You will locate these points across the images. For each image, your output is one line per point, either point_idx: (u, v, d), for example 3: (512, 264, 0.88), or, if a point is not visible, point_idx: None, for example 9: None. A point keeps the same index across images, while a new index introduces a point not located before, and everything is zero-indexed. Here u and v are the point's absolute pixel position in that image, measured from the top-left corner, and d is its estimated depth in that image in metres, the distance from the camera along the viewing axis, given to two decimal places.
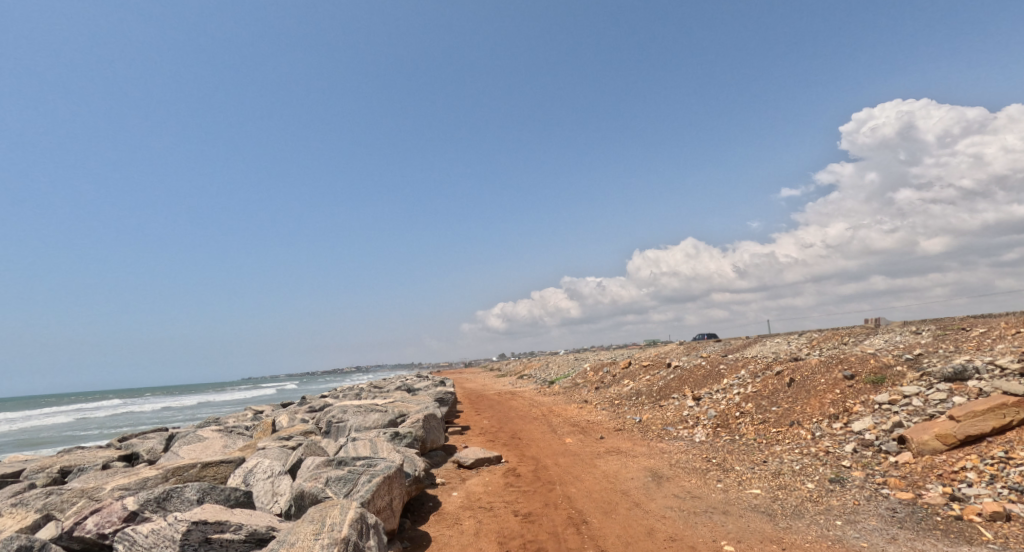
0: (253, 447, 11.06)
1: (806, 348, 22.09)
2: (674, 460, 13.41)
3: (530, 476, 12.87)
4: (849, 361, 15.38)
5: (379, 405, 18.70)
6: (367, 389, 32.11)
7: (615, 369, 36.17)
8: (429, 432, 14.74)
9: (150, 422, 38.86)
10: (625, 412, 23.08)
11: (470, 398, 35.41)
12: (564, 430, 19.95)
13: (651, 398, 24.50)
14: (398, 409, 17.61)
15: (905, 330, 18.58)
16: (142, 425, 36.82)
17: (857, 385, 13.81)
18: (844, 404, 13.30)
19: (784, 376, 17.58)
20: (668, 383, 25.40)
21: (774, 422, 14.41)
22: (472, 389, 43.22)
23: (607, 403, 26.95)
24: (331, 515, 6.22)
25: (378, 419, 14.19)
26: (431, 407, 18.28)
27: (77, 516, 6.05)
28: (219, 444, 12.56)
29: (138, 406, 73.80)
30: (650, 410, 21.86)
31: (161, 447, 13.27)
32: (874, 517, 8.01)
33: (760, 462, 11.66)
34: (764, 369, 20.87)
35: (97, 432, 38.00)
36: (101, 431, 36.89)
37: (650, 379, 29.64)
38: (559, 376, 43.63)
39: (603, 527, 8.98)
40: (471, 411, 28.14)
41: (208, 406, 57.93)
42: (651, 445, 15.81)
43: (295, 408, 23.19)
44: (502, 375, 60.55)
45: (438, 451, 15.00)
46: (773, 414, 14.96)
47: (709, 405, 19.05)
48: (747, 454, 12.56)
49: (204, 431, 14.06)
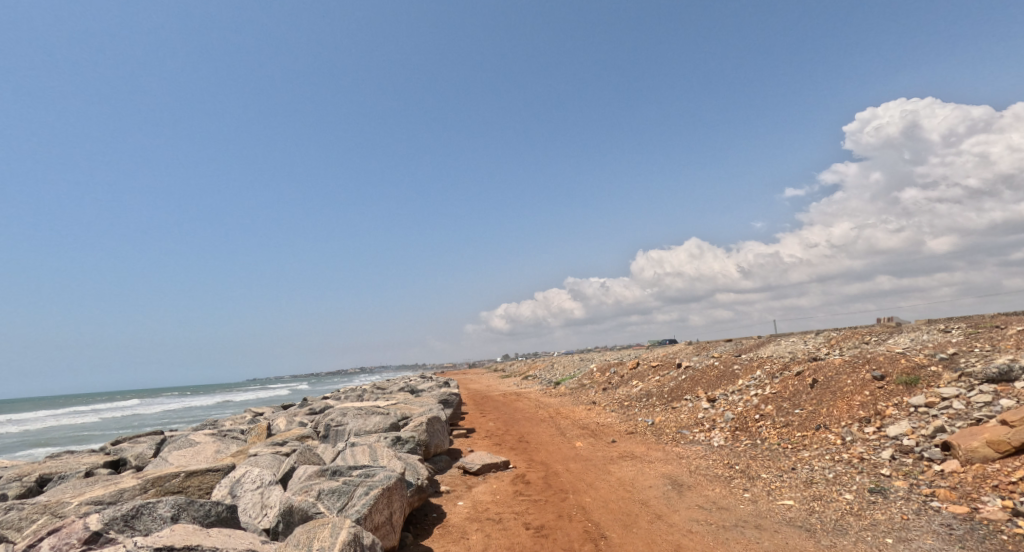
0: (245, 453, 10.31)
1: (824, 347, 21.24)
2: (693, 466, 12.62)
3: (540, 483, 12.10)
4: (877, 361, 14.54)
5: (382, 407, 17.99)
6: (370, 390, 31.43)
7: (623, 369, 35.40)
8: (433, 437, 14.00)
9: (150, 424, 38.28)
10: (636, 414, 22.30)
11: (475, 400, 34.76)
12: (573, 433, 19.18)
13: (662, 399, 23.67)
14: (401, 411, 16.88)
15: (933, 328, 17.73)
16: (141, 427, 36.21)
17: (888, 386, 12.98)
18: (874, 407, 12.51)
19: (806, 377, 16.76)
20: (679, 384, 24.61)
21: (800, 426, 13.58)
22: (477, 390, 42.51)
23: (617, 405, 26.17)
24: (320, 537, 5.48)
25: (379, 422, 13.45)
26: (435, 409, 17.56)
27: (31, 538, 5.27)
28: (211, 449, 11.84)
29: (142, 407, 73.50)
30: (662, 412, 21.09)
31: (151, 452, 12.58)
32: (928, 535, 7.23)
33: (788, 470, 10.86)
34: (782, 370, 20.02)
35: (98, 434, 37.53)
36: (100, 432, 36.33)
37: (659, 379, 28.84)
38: (565, 377, 42.89)
39: (625, 543, 8.18)
40: (476, 412, 27.42)
41: (210, 407, 57.43)
42: (668, 450, 15.00)
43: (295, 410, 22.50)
44: (507, 375, 59.85)
45: (443, 456, 14.25)
46: (796, 418, 14.13)
47: (725, 408, 18.25)
48: (773, 461, 11.76)
49: (197, 435, 13.37)
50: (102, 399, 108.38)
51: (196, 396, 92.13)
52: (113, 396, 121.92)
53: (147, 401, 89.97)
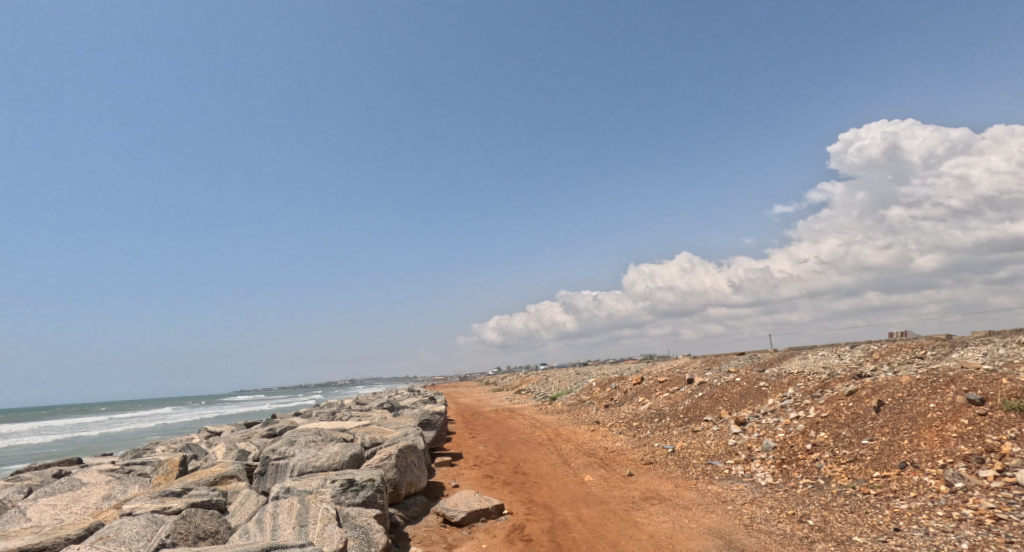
0: (120, 509, 7.14)
1: (868, 363, 18.35)
2: (747, 518, 9.60)
3: (546, 541, 9.04)
4: (965, 379, 11.69)
5: (348, 430, 14.75)
6: (345, 407, 28.07)
7: (626, 384, 32.29)
8: (406, 474, 10.85)
9: (90, 447, 34.12)
10: (649, 438, 19.22)
11: (464, 417, 31.52)
12: (579, 462, 16.11)
13: (678, 421, 20.61)
14: (370, 437, 13.62)
15: (1009, 341, 14.91)
16: (78, 450, 32.04)
17: (993, 414, 10.15)
18: (982, 441, 9.66)
19: (864, 398, 13.80)
20: (696, 402, 21.59)
21: (877, 462, 10.57)
22: (465, 405, 39.13)
23: (624, 426, 23.11)
24: None
25: (335, 455, 10.22)
26: (413, 433, 14.34)
27: None
28: (96, 497, 8.75)
29: (105, 422, 69.10)
30: (681, 436, 18.06)
31: (18, 497, 9.30)
32: None
33: (892, 532, 7.86)
34: (824, 389, 17.03)
35: (29, 456, 33.24)
36: (30, 456, 32.00)
37: (670, 397, 25.78)
38: (560, 392, 39.74)
39: None
40: (464, 433, 24.11)
41: (172, 424, 53.18)
42: (701, 489, 11.93)
43: (251, 431, 19.13)
44: (499, 389, 56.48)
45: (418, 497, 11.13)
46: (868, 451, 11.16)
47: (761, 434, 15.25)
48: (860, 515, 8.75)
49: (89, 472, 10.08)
50: (75, 413, 103.57)
51: (168, 410, 87.64)
52: (88, 409, 116.68)
53: (115, 414, 85.44)
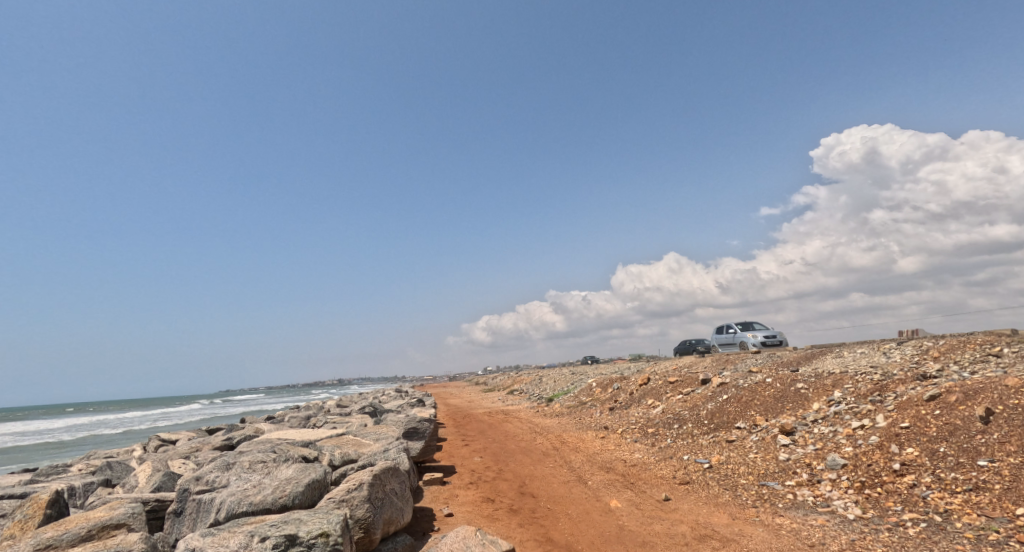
0: None
1: (930, 362, 15.69)
2: None
3: None
4: None
5: (312, 444, 11.72)
6: (322, 411, 24.92)
7: (631, 384, 29.49)
8: (382, 510, 7.97)
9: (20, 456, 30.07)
10: (674, 449, 16.44)
11: (456, 421, 28.48)
12: (598, 480, 13.29)
13: (703, 428, 17.91)
14: (337, 454, 10.61)
15: None
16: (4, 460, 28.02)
17: None
18: None
19: (957, 404, 11.11)
20: (723, 405, 18.85)
21: (1017, 494, 7.95)
22: (455, 408, 36.06)
23: (638, 433, 20.31)
24: None
25: (281, 486, 7.31)
26: (393, 446, 11.39)
27: None
28: None
29: (65, 423, 64.68)
30: (714, 447, 15.30)
31: None
32: None
33: None
34: (883, 393, 14.38)
35: None
36: None
37: (686, 399, 23.09)
38: (557, 392, 36.93)
39: None
40: (455, 441, 21.13)
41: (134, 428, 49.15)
42: (769, 524, 9.22)
43: (201, 441, 15.91)
44: (489, 390, 53.38)
45: (399, 538, 8.24)
46: (995, 477, 8.50)
47: (822, 449, 12.50)
48: None
49: None
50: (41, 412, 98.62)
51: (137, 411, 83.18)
52: (56, 409, 111.68)
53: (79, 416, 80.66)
